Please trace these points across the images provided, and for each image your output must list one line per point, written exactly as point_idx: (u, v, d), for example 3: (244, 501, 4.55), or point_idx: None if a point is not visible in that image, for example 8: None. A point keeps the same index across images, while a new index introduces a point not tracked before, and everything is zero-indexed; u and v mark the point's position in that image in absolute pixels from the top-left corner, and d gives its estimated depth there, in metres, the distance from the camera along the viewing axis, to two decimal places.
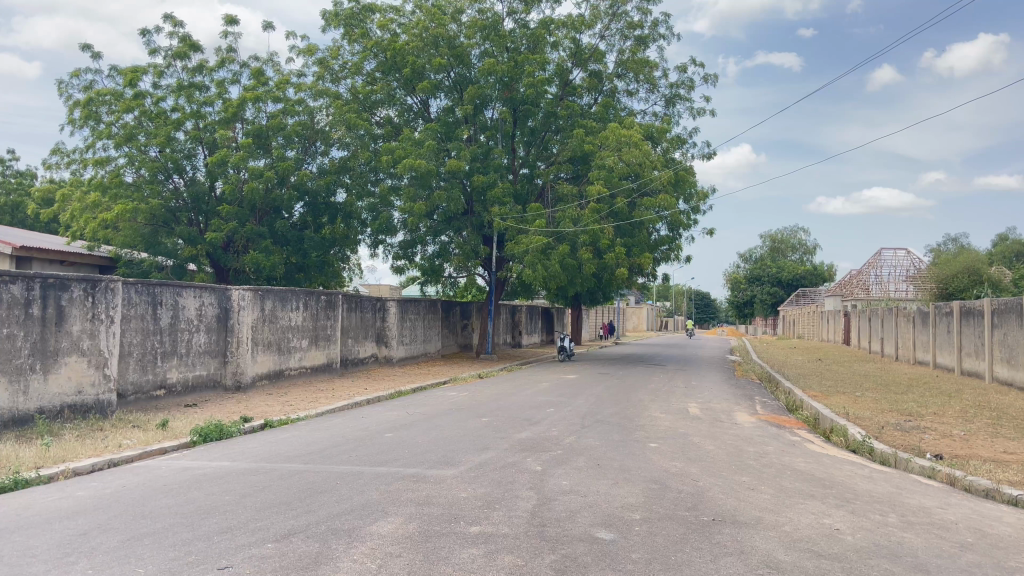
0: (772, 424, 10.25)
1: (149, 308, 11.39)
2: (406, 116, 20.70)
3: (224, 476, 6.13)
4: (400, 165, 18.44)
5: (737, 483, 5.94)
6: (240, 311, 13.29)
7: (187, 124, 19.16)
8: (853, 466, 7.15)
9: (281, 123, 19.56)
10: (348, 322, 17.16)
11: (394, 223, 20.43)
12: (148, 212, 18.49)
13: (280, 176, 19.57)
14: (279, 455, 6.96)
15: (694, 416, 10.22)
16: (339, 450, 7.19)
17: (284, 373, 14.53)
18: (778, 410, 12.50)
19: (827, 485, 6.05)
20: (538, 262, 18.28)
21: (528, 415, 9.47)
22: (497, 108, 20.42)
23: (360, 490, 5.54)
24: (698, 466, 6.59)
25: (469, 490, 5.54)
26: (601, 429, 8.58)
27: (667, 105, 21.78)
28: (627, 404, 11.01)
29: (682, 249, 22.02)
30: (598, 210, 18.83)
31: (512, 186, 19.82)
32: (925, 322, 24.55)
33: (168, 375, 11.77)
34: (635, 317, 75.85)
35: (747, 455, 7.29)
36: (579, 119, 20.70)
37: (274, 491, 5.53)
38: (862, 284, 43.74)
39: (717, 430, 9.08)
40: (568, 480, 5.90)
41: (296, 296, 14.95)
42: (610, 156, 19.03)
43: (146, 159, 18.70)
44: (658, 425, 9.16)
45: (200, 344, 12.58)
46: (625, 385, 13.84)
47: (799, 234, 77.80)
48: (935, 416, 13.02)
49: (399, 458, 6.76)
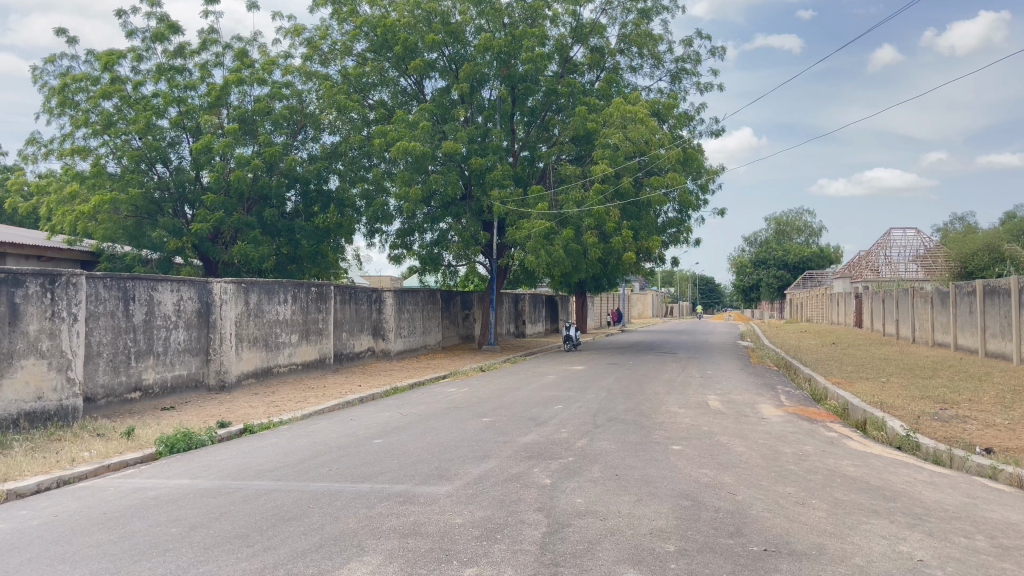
0: (803, 418, 9.29)
1: (119, 304, 10.47)
2: (400, 99, 19.77)
3: (179, 500, 5.23)
4: (393, 149, 17.51)
5: (784, 498, 5.01)
6: (222, 305, 12.36)
7: (170, 111, 18.24)
8: (908, 469, 6.21)
9: (267, 107, 18.57)
10: (342, 315, 16.27)
11: (389, 211, 19.52)
12: (128, 203, 17.56)
13: (268, 163, 18.59)
14: (248, 470, 6.04)
15: (716, 410, 9.30)
16: (319, 462, 6.28)
17: (272, 370, 13.64)
18: (803, 400, 11.57)
19: (889, 497, 5.13)
20: (540, 247, 17.39)
21: (533, 415, 8.53)
22: (494, 87, 19.44)
23: (335, 516, 4.62)
24: (733, 475, 5.68)
25: (465, 515, 4.63)
26: (616, 429, 7.66)
27: (672, 81, 20.78)
28: (642, 399, 10.10)
29: (691, 231, 21.06)
30: (603, 190, 17.91)
31: (512, 169, 18.92)
32: (944, 303, 23.53)
33: (143, 377, 10.87)
34: (639, 304, 74.90)
35: (786, 458, 6.37)
36: (581, 97, 19.72)
37: (232, 520, 4.62)
38: (871, 266, 42.69)
39: (745, 427, 8.17)
40: (582, 497, 4.98)
41: (284, 288, 14.03)
42: (614, 135, 18.08)
43: (127, 149, 17.78)
44: (679, 423, 8.23)
45: (180, 342, 11.69)
46: (636, 377, 12.94)
47: (805, 216, 76.61)
48: (971, 403, 12.09)
49: (385, 472, 5.84)
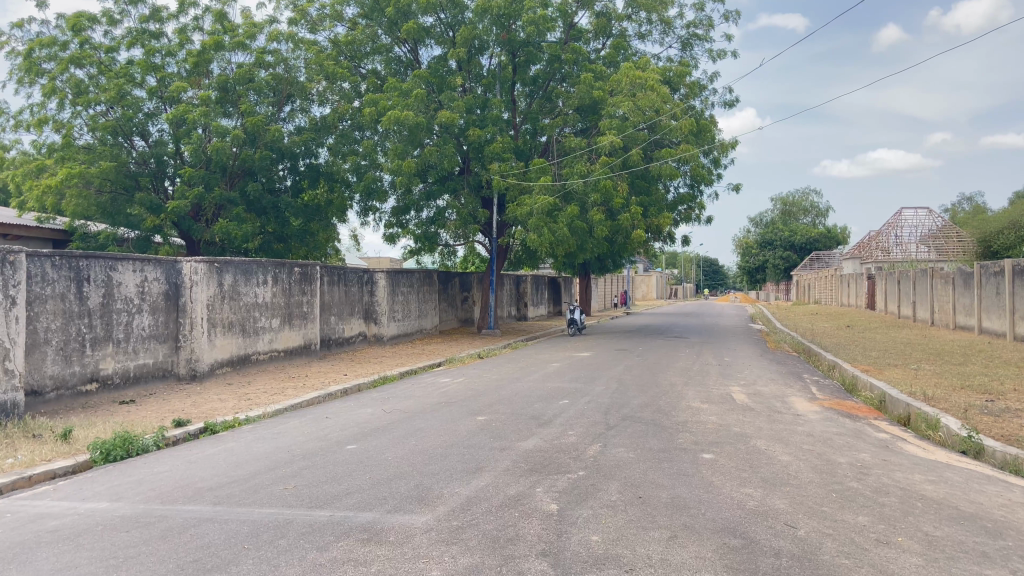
0: (843, 415, 8.15)
1: (71, 285, 9.32)
2: (393, 67, 18.58)
3: (83, 537, 4.08)
4: (384, 119, 16.32)
5: (861, 536, 3.88)
6: (193, 287, 11.21)
7: (147, 80, 17.03)
8: (995, 487, 5.06)
9: (250, 74, 17.30)
10: (329, 297, 15.13)
11: (383, 187, 18.34)
12: (101, 178, 16.37)
13: (252, 136, 17.34)
14: (183, 489, 4.91)
15: (744, 406, 8.14)
16: (274, 478, 5.14)
17: (250, 358, 12.52)
18: (835, 391, 10.40)
19: (993, 533, 4.00)
20: (543, 225, 16.20)
21: (535, 413, 7.39)
22: (495, 54, 18.25)
23: (272, 566, 3.49)
24: (784, 497, 4.55)
25: (446, 563, 3.48)
26: (632, 432, 6.53)
27: (683, 48, 19.56)
28: (659, 392, 8.96)
29: (704, 207, 19.88)
30: (609, 163, 16.71)
31: (513, 142, 17.73)
32: (967, 284, 22.32)
33: (101, 366, 9.75)
34: (644, 286, 73.70)
35: (843, 471, 5.24)
36: (586, 65, 18.52)
37: (136, 572, 3.47)
38: (882, 246, 41.34)
39: (780, 426, 7.05)
40: (599, 535, 3.85)
41: (263, 269, 12.88)
42: (622, 103, 16.89)
43: (100, 120, 16.57)
44: (705, 423, 7.10)
45: (145, 327, 10.56)
46: (648, 365, 11.79)
47: (812, 196, 75.22)
48: (1019, 393, 10.92)
49: (351, 493, 4.70)
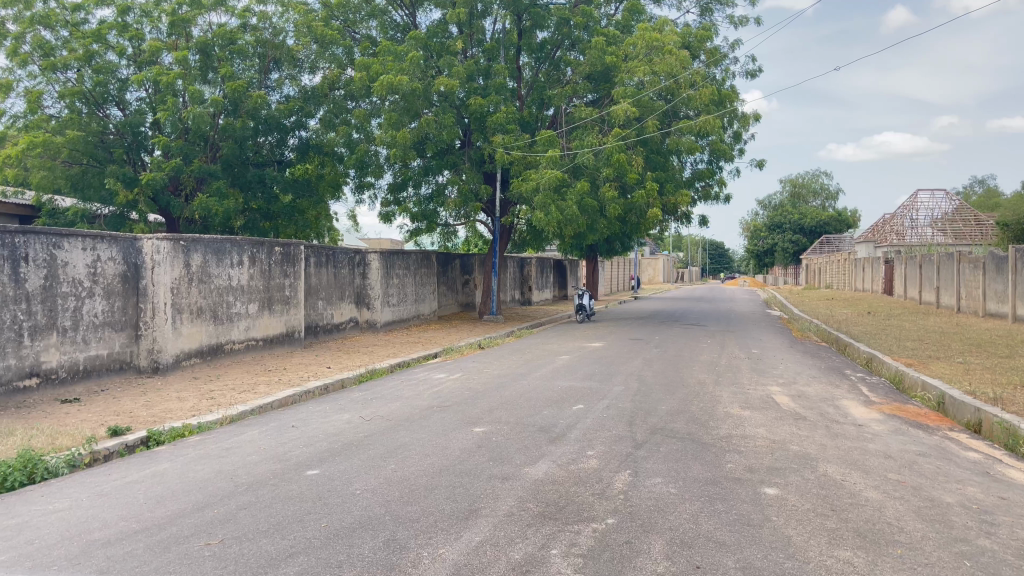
0: (911, 425, 6.81)
1: (4, 265, 7.97)
2: (389, 31, 17.24)
3: None
4: (376, 85, 14.95)
5: None
6: (154, 268, 9.88)
7: (120, 44, 15.66)
8: None
9: (231, 34, 15.86)
10: (316, 280, 13.83)
11: (378, 161, 16.97)
12: (66, 150, 15.04)
13: (234, 102, 15.97)
14: (70, 547, 3.59)
15: (794, 414, 6.81)
16: (195, 527, 3.81)
17: (223, 347, 11.21)
18: (884, 391, 9.07)
19: None
20: (550, 202, 14.81)
21: (545, 424, 6.08)
22: (499, 17, 16.87)
23: None
24: (902, 569, 3.22)
25: None
26: (667, 453, 5.21)
27: (701, 14, 18.17)
28: (687, 394, 7.66)
29: (724, 185, 18.55)
30: (622, 134, 15.35)
31: (517, 111, 16.36)
32: (1000, 270, 20.90)
33: (43, 359, 8.43)
34: (649, 269, 72.28)
35: (962, 519, 3.91)
36: (598, 29, 17.13)
37: None
38: (896, 228, 39.60)
39: (847, 443, 5.74)
40: None
41: (238, 248, 11.57)
42: (637, 69, 15.59)
43: (67, 86, 15.22)
44: (753, 437, 5.79)
45: (98, 313, 9.25)
46: (669, 359, 10.47)
47: (822, 178, 73.62)
48: None
49: (296, 555, 3.39)
